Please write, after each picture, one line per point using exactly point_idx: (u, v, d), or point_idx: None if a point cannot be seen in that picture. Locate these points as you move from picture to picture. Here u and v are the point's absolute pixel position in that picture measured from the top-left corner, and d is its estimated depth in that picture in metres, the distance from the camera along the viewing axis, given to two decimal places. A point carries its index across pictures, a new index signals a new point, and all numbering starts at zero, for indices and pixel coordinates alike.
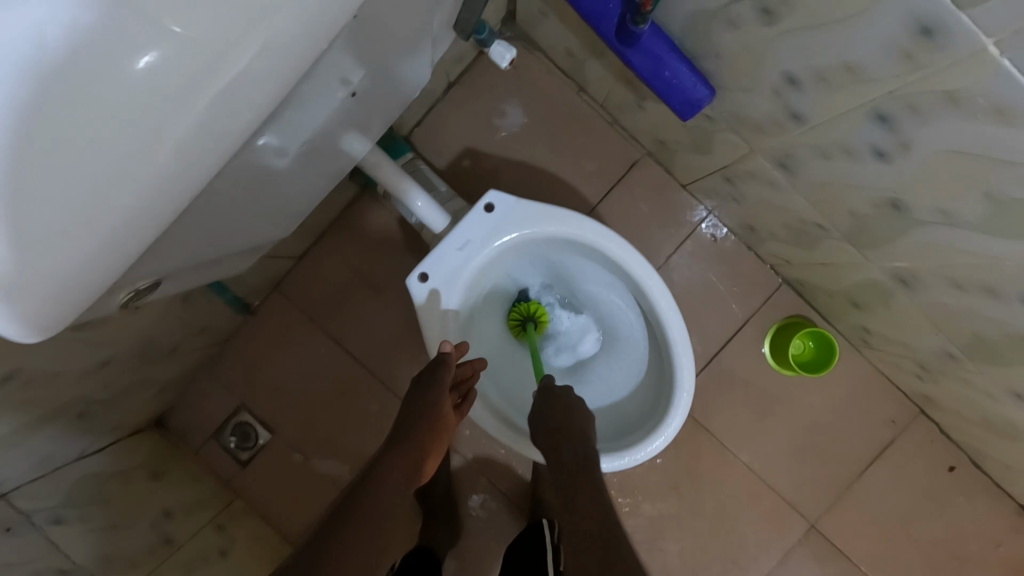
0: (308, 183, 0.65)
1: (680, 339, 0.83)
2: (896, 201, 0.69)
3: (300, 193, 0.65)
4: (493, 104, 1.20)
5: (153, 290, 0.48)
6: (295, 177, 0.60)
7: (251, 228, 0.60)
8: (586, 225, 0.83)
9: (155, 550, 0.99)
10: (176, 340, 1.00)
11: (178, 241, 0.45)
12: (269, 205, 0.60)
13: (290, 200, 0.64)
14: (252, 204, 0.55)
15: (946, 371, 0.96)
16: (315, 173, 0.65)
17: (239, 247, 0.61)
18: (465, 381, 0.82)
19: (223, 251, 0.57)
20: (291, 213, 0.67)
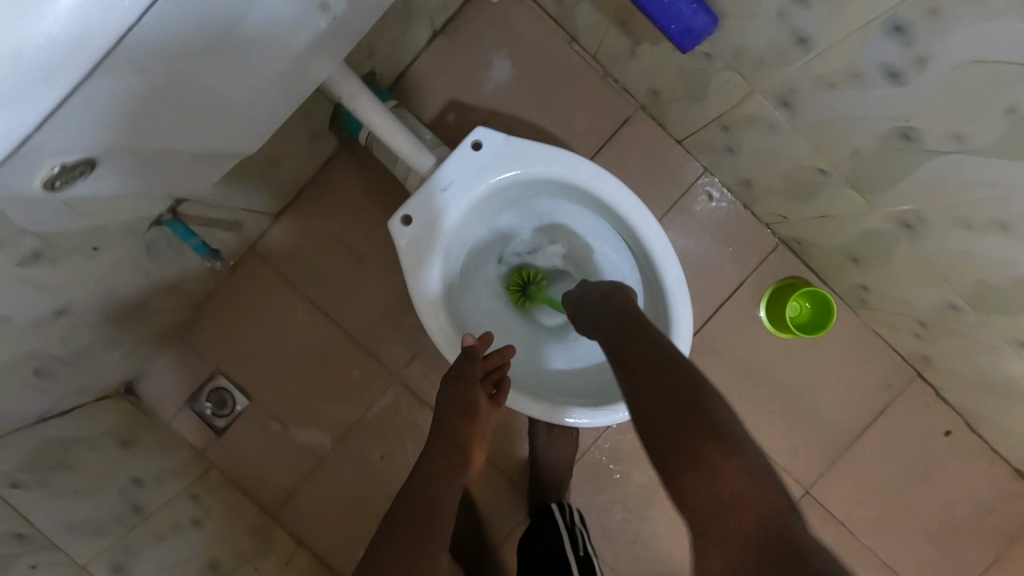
0: (280, 100, 0.59)
1: (676, 288, 0.79)
2: (906, 130, 0.65)
3: (271, 114, 0.60)
4: (480, 55, 1.15)
5: (86, 170, 0.45)
6: (267, 91, 0.56)
7: (214, 140, 0.56)
8: (578, 165, 0.79)
9: (122, 518, 0.93)
10: (143, 296, 0.94)
11: (104, 117, 0.41)
12: (236, 120, 0.55)
13: (260, 119, 0.59)
14: (206, 113, 0.50)
15: (946, 325, 0.93)
16: (288, 90, 0.59)
17: (199, 157, 0.57)
18: (497, 371, 0.78)
19: (174, 158, 0.54)
20: (262, 133, 0.62)
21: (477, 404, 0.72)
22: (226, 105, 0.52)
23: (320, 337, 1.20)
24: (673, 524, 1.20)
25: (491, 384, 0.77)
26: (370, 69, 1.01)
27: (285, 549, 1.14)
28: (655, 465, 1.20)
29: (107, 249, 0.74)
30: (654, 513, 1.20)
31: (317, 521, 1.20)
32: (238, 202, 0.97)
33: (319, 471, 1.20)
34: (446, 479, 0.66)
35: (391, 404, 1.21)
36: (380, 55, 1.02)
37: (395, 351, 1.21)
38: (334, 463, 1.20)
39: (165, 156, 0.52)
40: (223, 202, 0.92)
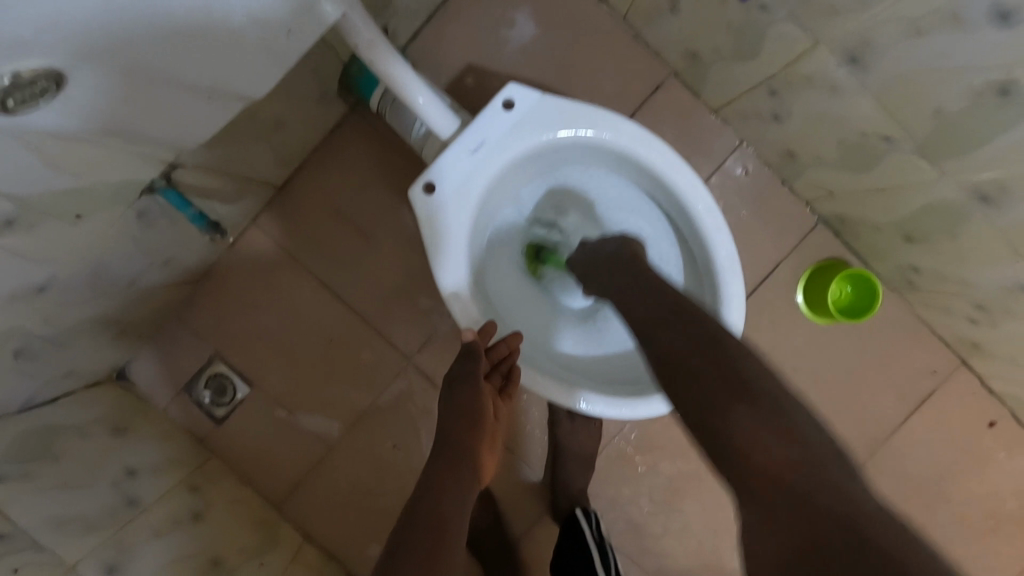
0: (292, 19, 0.48)
1: (728, 266, 0.71)
2: (1007, 82, 0.57)
3: (282, 39, 0.49)
4: (501, 13, 1.05)
5: (42, 87, 0.36)
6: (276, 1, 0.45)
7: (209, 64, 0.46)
8: (621, 127, 0.71)
9: (116, 512, 0.86)
10: (137, 272, 0.86)
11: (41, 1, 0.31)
12: (234, 33, 0.44)
13: (267, 44, 0.48)
14: (177, 19, 0.39)
15: (1011, 307, 0.86)
16: (302, 8, 0.48)
17: (191, 87, 0.47)
18: (502, 362, 0.72)
19: (159, 82, 0.43)
20: (275, 68, 0.51)
21: (478, 403, 0.67)
22: (208, 9, 0.40)
23: (327, 319, 1.12)
24: (701, 518, 1.14)
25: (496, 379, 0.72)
26: (385, 23, 0.92)
27: (291, 543, 1.08)
28: (683, 456, 1.14)
29: (93, 217, 0.65)
30: (681, 506, 1.14)
31: (324, 514, 1.13)
32: (240, 170, 0.89)
33: (326, 461, 1.13)
34: (458, 485, 0.58)
35: (403, 390, 1.13)
36: (395, 9, 0.92)
37: (407, 334, 1.13)
38: (342, 453, 1.13)
39: (146, 76, 0.42)
40: (223, 169, 0.83)
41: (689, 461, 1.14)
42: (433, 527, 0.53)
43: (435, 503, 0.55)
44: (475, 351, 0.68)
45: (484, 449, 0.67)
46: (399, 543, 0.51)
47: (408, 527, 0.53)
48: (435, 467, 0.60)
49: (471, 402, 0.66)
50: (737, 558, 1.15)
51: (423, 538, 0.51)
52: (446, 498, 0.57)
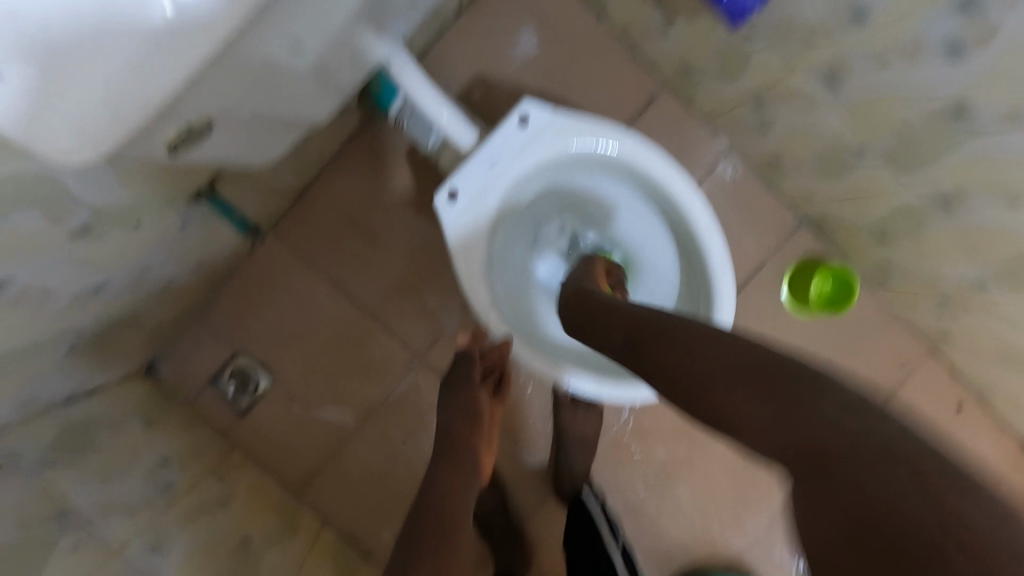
0: (344, 65, 0.60)
1: (721, 264, 0.80)
2: (955, 108, 0.66)
3: (334, 81, 0.60)
4: (506, 30, 1.13)
5: (201, 134, 0.47)
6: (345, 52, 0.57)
7: (298, 102, 0.58)
8: (624, 140, 0.79)
9: (153, 497, 0.92)
10: (174, 274, 0.92)
11: (228, 79, 0.42)
12: (315, 81, 0.57)
13: (327, 85, 0.60)
14: (295, 76, 0.52)
15: (972, 301, 0.95)
16: (351, 58, 0.60)
17: (280, 122, 0.59)
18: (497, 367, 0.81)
19: (263, 120, 0.55)
20: (325, 102, 0.63)
21: (476, 404, 0.75)
22: (311, 67, 0.53)
23: (342, 317, 1.19)
24: (693, 499, 1.23)
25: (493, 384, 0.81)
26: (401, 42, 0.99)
27: (310, 527, 1.15)
28: (677, 441, 1.22)
29: (147, 224, 0.72)
30: (675, 489, 1.23)
31: (341, 500, 1.20)
32: (268, 178, 0.96)
33: (342, 452, 1.20)
34: (460, 475, 0.65)
35: (415, 384, 1.21)
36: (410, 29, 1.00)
37: (418, 330, 1.20)
38: (357, 443, 1.20)
39: (260, 115, 0.54)
40: (253, 179, 0.90)
41: (682, 447, 1.23)
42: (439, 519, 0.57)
43: (441, 499, 0.60)
44: (466, 356, 0.78)
45: (484, 446, 0.75)
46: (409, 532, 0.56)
47: (417, 522, 0.57)
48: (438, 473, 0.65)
49: (468, 398, 0.75)
50: (727, 536, 1.23)
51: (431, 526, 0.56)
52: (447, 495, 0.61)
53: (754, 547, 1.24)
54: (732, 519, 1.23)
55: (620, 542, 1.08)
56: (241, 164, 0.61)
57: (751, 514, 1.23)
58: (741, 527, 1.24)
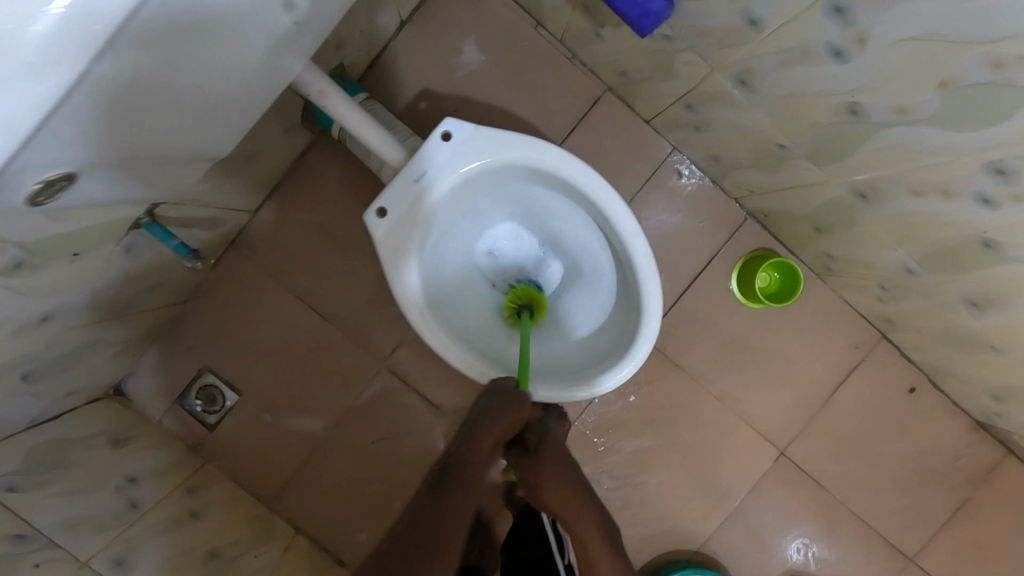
0: (245, 104, 0.59)
1: (646, 265, 0.83)
2: (854, 105, 0.68)
3: (234, 119, 0.60)
4: (448, 42, 1.15)
5: (68, 184, 0.46)
6: (245, 96, 0.58)
7: (197, 142, 0.57)
8: (547, 151, 0.82)
9: (121, 515, 0.95)
10: (129, 297, 0.95)
11: (75, 133, 0.41)
12: (210, 115, 0.56)
13: (222, 124, 0.59)
14: (184, 106, 0.50)
15: (907, 286, 0.97)
16: (255, 96, 0.60)
17: (185, 163, 0.59)
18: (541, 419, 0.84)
19: (146, 157, 0.52)
20: (228, 138, 0.63)
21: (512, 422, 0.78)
22: (203, 99, 0.52)
23: (306, 329, 1.22)
24: (658, 491, 1.25)
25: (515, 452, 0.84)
26: (339, 60, 1.01)
27: (284, 535, 1.18)
28: (639, 434, 1.25)
29: (87, 254, 0.74)
30: (640, 481, 1.25)
31: (312, 507, 1.23)
32: (217, 200, 0.98)
33: (313, 460, 1.23)
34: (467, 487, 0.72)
35: (379, 391, 1.23)
36: (350, 47, 1.02)
37: (379, 339, 1.23)
38: (326, 451, 1.23)
39: (141, 147, 0.50)
40: (200, 202, 0.92)
41: (644, 439, 1.25)
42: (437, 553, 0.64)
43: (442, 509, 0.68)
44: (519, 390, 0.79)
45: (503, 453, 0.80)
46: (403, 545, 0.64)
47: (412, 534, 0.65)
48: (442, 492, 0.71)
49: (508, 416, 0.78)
50: (693, 525, 1.26)
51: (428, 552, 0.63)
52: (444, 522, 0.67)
53: (721, 534, 1.26)
54: (698, 508, 1.26)
55: (566, 560, 1.01)
56: (163, 193, 0.63)
57: (715, 502, 1.26)
58: (707, 516, 1.26)
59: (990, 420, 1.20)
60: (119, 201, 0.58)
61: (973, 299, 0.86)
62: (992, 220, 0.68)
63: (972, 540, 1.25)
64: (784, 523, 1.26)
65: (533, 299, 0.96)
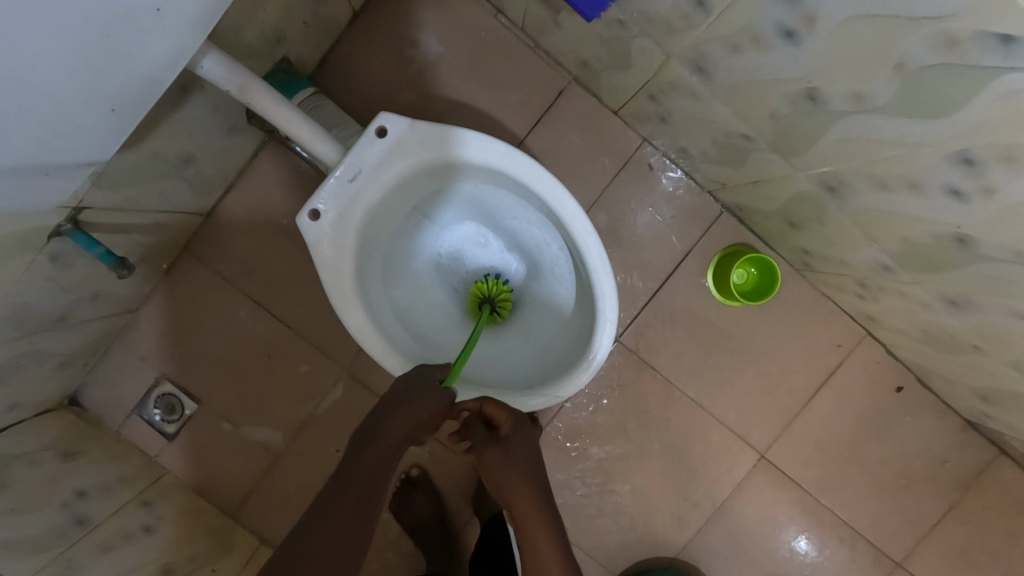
0: (117, 100, 0.51)
1: (600, 266, 0.78)
2: (812, 92, 0.63)
3: (107, 119, 0.52)
4: (404, 33, 1.10)
5: None
6: (124, 102, 0.52)
7: (72, 153, 0.53)
8: (491, 147, 0.78)
9: (64, 533, 0.91)
10: (66, 306, 0.91)
11: None
12: (67, 114, 0.47)
13: (92, 124, 0.51)
14: (20, 104, 0.42)
15: (883, 284, 0.92)
16: (134, 93, 0.53)
17: (65, 171, 0.55)
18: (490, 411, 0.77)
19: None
20: (107, 140, 0.56)
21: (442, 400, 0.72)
22: (49, 93, 0.44)
23: (265, 336, 1.18)
24: (633, 497, 1.21)
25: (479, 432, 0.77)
26: (284, 55, 0.97)
27: (247, 545, 1.16)
28: (611, 439, 1.20)
29: (0, 265, 0.68)
30: (614, 487, 1.21)
31: (275, 518, 1.20)
32: (158, 204, 0.94)
33: (275, 470, 1.19)
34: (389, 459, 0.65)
35: (342, 398, 1.19)
36: (295, 40, 0.97)
37: (341, 343, 1.19)
38: (289, 460, 1.20)
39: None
40: (135, 207, 0.88)
41: (617, 444, 1.21)
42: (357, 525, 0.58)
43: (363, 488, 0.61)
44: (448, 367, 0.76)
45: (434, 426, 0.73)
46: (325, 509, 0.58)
47: (338, 498, 0.59)
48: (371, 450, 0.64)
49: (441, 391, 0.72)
50: (669, 532, 1.21)
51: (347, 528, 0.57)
52: (368, 492, 0.61)
53: (699, 542, 1.21)
54: (674, 514, 1.21)
55: None
56: (58, 198, 0.58)
57: (692, 509, 1.21)
58: (684, 522, 1.21)
59: (980, 421, 1.14)
60: None
61: (952, 299, 0.80)
62: (962, 216, 0.62)
63: (961, 545, 1.20)
64: (764, 529, 1.21)
65: (501, 296, 0.91)
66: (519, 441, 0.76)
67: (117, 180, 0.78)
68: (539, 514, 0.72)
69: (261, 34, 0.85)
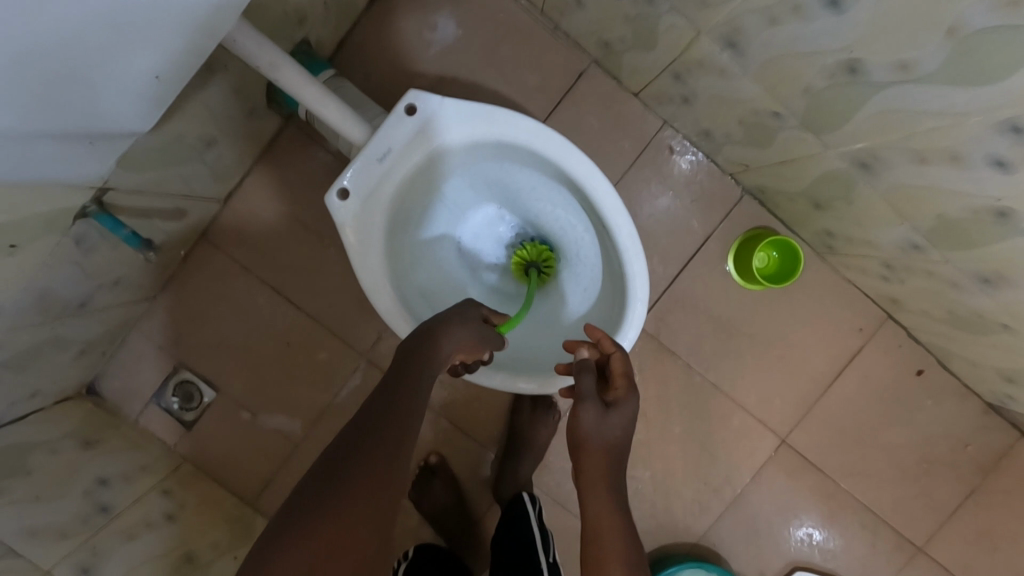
0: (161, 67, 0.50)
1: (631, 246, 0.78)
2: (852, 63, 0.62)
3: (147, 87, 0.51)
4: (422, 17, 1.09)
5: None
6: (166, 70, 0.51)
7: (112, 123, 0.51)
8: (521, 126, 0.77)
9: (88, 520, 0.91)
10: (87, 292, 0.90)
11: None
12: (108, 81, 0.46)
13: (135, 91, 0.50)
14: (63, 67, 0.41)
15: (911, 264, 0.91)
16: (177, 61, 0.51)
17: (103, 141, 0.54)
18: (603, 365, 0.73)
19: (31, 129, 0.43)
20: (148, 110, 0.55)
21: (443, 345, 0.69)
22: (96, 54, 0.43)
23: (283, 323, 1.17)
24: (653, 483, 1.20)
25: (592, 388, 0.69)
26: (304, 38, 0.96)
27: None
28: None
29: (26, 246, 0.67)
30: (634, 474, 1.20)
31: None
32: (178, 188, 0.93)
33: (293, 459, 1.19)
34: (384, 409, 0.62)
35: (361, 386, 1.19)
36: (315, 23, 0.96)
37: (360, 331, 1.19)
38: (307, 448, 1.19)
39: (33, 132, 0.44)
40: (157, 191, 0.87)
41: (637, 431, 1.20)
42: (375, 490, 0.56)
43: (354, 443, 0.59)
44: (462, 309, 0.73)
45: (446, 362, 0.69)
46: (339, 464, 0.57)
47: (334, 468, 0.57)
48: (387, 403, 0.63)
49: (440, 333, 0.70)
50: (690, 519, 1.21)
51: (366, 480, 0.56)
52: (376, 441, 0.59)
53: (720, 527, 1.21)
54: (695, 500, 1.21)
55: (550, 558, 1.00)
56: (90, 171, 0.57)
57: (713, 494, 1.21)
58: (704, 508, 1.21)
59: (1002, 404, 1.14)
60: (14, 185, 0.49)
61: (984, 277, 0.80)
62: (1004, 187, 0.61)
63: (982, 528, 1.20)
64: (785, 514, 1.21)
65: (543, 258, 0.90)
66: (622, 413, 0.68)
67: (141, 161, 0.77)
68: (610, 502, 0.63)
69: (284, 13, 0.84)
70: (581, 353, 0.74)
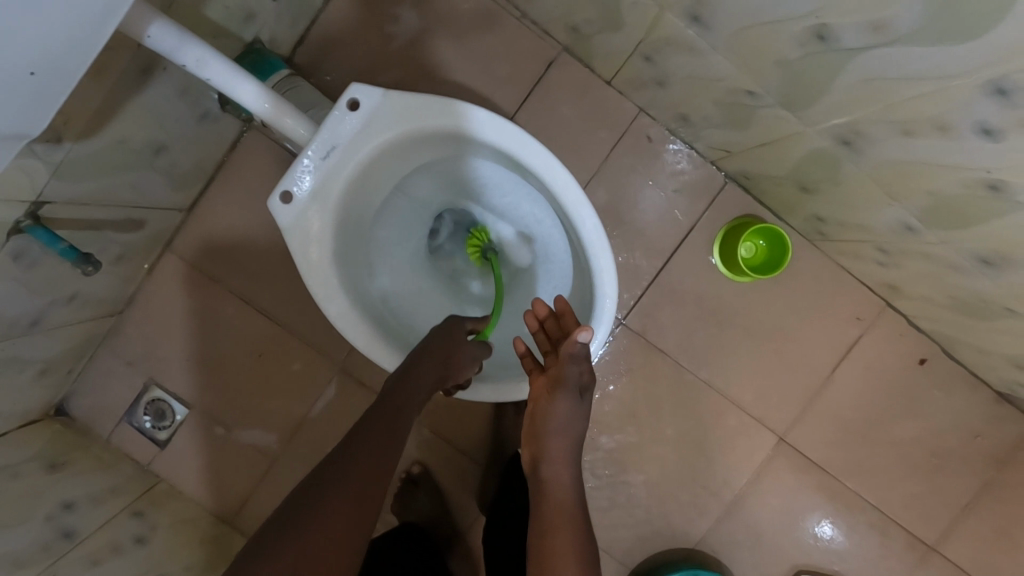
0: (37, 57, 0.44)
1: (596, 239, 0.72)
2: (820, 29, 0.57)
3: (24, 81, 0.45)
4: (383, 9, 1.05)
5: None
6: (46, 60, 0.45)
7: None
8: (473, 116, 0.72)
9: (50, 546, 0.86)
10: (39, 308, 0.86)
11: None
12: None
13: (10, 87, 0.44)
14: None
15: (905, 247, 0.85)
16: (56, 49, 0.45)
17: None
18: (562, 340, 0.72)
19: None
20: (35, 107, 0.48)
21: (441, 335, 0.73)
22: None
23: (255, 335, 1.13)
24: (646, 488, 1.15)
25: (574, 376, 0.67)
26: (255, 36, 0.92)
27: None
28: (622, 429, 1.14)
29: None
30: (627, 478, 1.15)
31: None
32: (129, 197, 0.89)
33: (271, 474, 1.15)
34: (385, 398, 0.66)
35: (336, 397, 1.14)
36: (267, 20, 0.92)
37: (335, 339, 1.14)
38: (285, 463, 1.15)
39: None
40: (104, 201, 0.83)
41: (628, 433, 1.14)
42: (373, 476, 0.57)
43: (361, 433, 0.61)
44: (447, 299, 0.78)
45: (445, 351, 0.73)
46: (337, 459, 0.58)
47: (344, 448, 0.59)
48: (369, 429, 0.62)
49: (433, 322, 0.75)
50: (687, 523, 1.15)
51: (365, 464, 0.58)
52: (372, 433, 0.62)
53: (719, 532, 1.15)
54: (691, 503, 1.15)
55: None
56: None
57: (709, 498, 1.15)
58: (702, 512, 1.15)
59: (1013, 392, 1.07)
60: None
61: (983, 257, 0.74)
62: (996, 158, 0.55)
63: (997, 525, 1.13)
64: (787, 517, 1.15)
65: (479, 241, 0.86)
66: (589, 404, 0.69)
67: (79, 171, 0.73)
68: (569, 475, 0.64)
69: (224, 10, 0.80)
70: (580, 338, 0.66)
